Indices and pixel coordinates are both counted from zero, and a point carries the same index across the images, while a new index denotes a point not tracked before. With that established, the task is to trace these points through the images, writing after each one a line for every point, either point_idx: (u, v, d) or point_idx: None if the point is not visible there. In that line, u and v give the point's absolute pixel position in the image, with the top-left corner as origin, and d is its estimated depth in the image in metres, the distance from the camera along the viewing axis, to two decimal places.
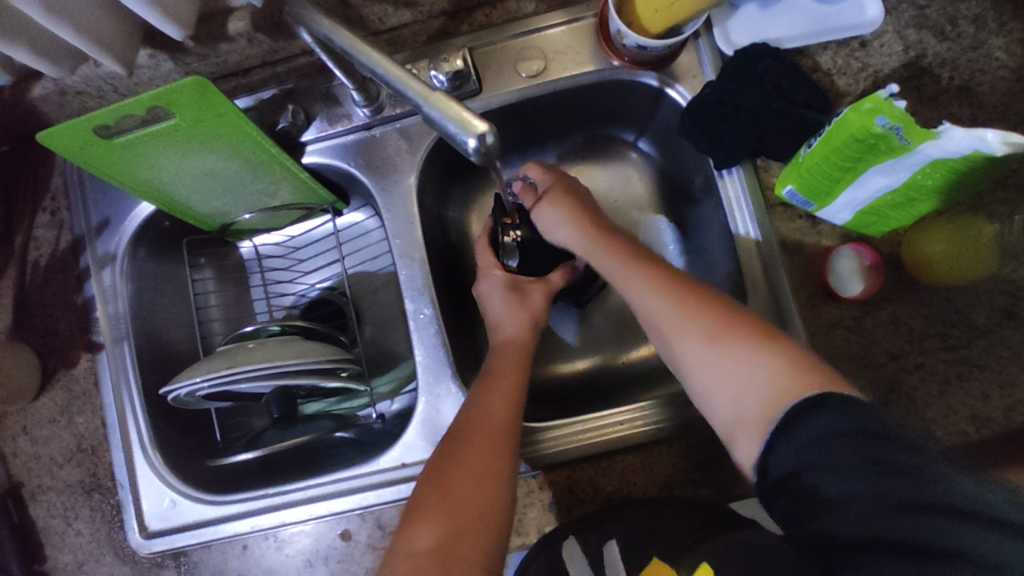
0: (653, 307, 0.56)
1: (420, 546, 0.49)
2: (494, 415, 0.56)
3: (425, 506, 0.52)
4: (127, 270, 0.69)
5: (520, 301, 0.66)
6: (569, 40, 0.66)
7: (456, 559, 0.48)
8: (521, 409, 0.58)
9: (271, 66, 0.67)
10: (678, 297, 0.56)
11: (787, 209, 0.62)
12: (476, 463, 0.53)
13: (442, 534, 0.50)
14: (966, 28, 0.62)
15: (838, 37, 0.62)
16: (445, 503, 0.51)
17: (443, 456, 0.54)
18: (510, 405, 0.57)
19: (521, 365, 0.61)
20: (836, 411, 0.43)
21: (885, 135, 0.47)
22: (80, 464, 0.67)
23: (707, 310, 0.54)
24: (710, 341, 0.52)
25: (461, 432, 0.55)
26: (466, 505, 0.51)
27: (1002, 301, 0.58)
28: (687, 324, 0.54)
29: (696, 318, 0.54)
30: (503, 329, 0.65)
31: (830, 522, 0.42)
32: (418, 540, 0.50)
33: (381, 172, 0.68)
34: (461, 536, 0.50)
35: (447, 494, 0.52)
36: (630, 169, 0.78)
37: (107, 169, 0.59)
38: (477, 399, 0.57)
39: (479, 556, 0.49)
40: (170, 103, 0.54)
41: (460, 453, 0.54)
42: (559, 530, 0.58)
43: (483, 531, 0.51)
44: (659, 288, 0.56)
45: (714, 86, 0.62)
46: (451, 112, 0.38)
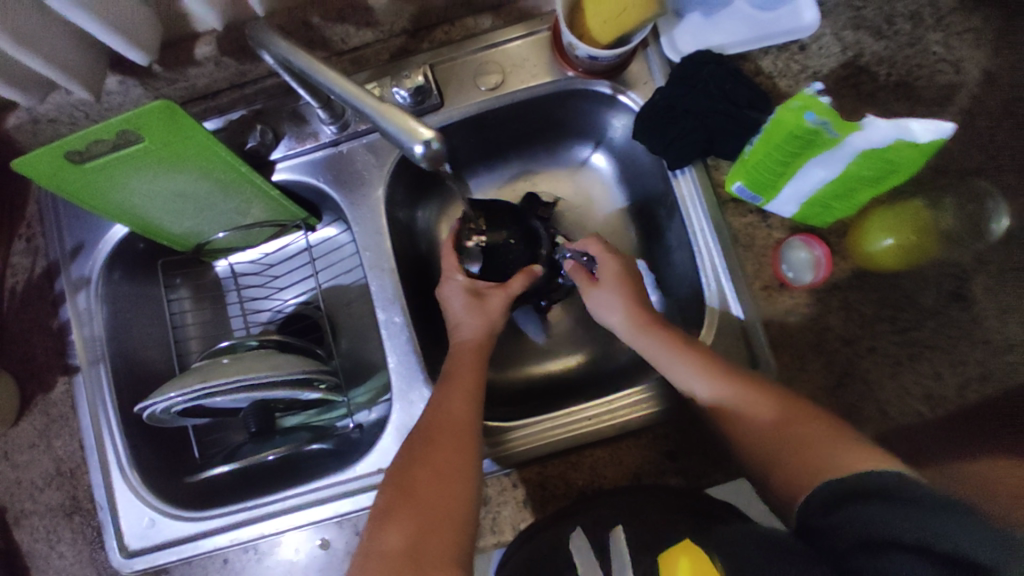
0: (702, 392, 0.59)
1: (389, 546, 0.50)
2: (455, 413, 0.58)
3: (392, 507, 0.53)
4: (102, 292, 0.70)
5: (472, 309, 0.67)
6: (525, 53, 0.69)
7: (422, 557, 0.50)
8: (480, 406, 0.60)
9: (239, 89, 0.69)
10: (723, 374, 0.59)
11: (738, 205, 0.65)
12: (441, 461, 0.55)
13: (409, 533, 0.51)
14: (902, 26, 0.66)
15: (779, 41, 0.66)
16: (412, 503, 0.53)
17: (410, 457, 0.56)
18: (469, 402, 0.59)
19: (478, 363, 0.64)
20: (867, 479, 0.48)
21: (816, 130, 0.50)
22: (60, 487, 0.67)
23: (758, 394, 0.58)
24: (760, 424, 0.56)
25: (425, 434, 0.57)
26: (434, 503, 0.53)
27: (949, 284, 0.61)
28: (736, 408, 0.58)
29: (746, 401, 0.57)
30: (462, 332, 0.67)
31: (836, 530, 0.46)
32: (388, 540, 0.51)
33: (349, 186, 0.70)
34: (430, 533, 0.51)
35: (412, 494, 0.54)
36: (594, 176, 0.81)
37: (77, 194, 0.61)
38: (439, 397, 0.60)
39: (447, 551, 0.50)
40: (140, 127, 0.55)
41: (425, 453, 0.56)
42: (547, 520, 0.60)
43: (449, 526, 0.52)
44: (712, 380, 0.59)
45: (664, 91, 0.65)
46: (398, 122, 0.41)
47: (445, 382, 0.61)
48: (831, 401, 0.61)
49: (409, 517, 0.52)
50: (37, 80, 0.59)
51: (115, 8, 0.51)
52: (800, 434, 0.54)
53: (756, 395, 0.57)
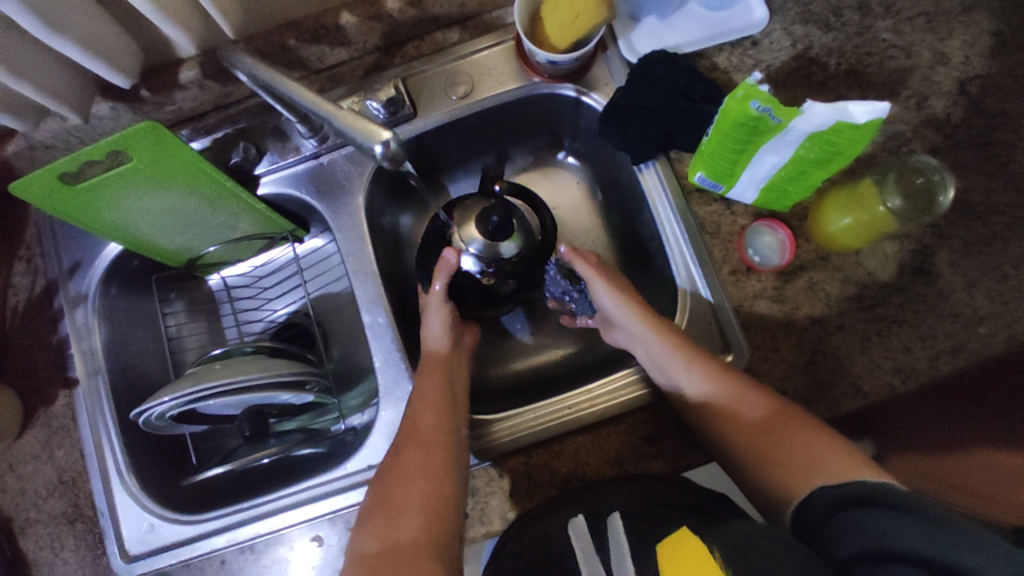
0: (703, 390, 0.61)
1: (368, 549, 0.56)
2: (425, 420, 0.63)
3: (372, 513, 0.59)
4: (99, 307, 0.73)
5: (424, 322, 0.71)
6: (492, 63, 0.72)
7: (394, 558, 0.55)
8: (449, 414, 0.64)
9: (224, 109, 0.73)
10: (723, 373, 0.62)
11: (702, 195, 0.67)
12: (414, 467, 0.60)
13: (382, 536, 0.57)
14: (850, 17, 0.69)
15: (732, 38, 0.69)
16: (387, 507, 0.59)
17: (388, 467, 0.62)
18: (436, 410, 0.64)
19: (446, 370, 0.68)
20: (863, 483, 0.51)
21: (761, 117, 0.53)
22: (62, 496, 0.69)
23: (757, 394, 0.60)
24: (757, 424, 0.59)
25: (401, 442, 0.63)
26: (407, 506, 0.59)
27: (911, 260, 0.63)
28: (736, 403, 0.60)
29: (746, 399, 0.60)
30: (428, 340, 0.71)
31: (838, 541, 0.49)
32: (365, 544, 0.57)
33: (331, 196, 0.74)
34: (404, 536, 0.57)
35: (388, 500, 0.59)
36: (568, 176, 0.84)
37: (73, 214, 0.64)
38: (412, 408, 0.65)
39: (423, 547, 0.56)
40: (127, 148, 0.59)
41: (401, 461, 0.62)
42: (544, 507, 0.61)
43: (423, 524, 0.57)
44: (713, 379, 0.61)
45: (624, 91, 0.68)
46: (357, 124, 0.44)
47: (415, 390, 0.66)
48: (804, 378, 0.63)
49: (384, 521, 0.58)
50: (31, 108, 0.63)
51: (99, 39, 0.56)
52: (796, 436, 0.57)
53: (755, 393, 0.60)
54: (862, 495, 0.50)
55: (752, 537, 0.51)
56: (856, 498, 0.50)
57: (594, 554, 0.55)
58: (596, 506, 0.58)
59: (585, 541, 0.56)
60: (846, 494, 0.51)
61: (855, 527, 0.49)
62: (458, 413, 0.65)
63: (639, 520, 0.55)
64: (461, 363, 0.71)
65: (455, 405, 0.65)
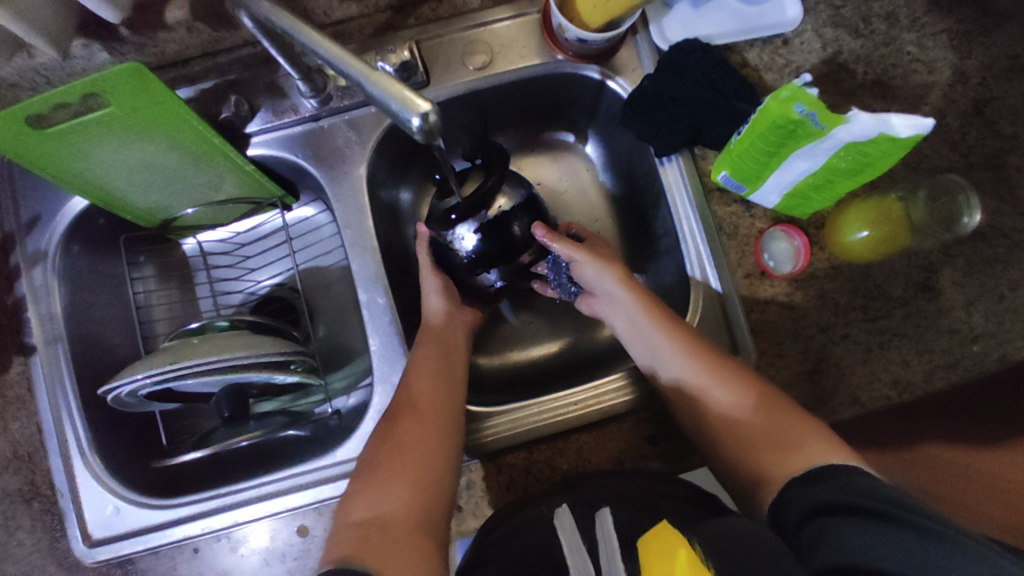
0: (680, 365, 0.61)
1: (356, 517, 0.53)
2: (422, 389, 0.60)
3: (360, 485, 0.56)
4: (60, 267, 0.66)
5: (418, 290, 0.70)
6: (514, 35, 0.67)
7: (383, 531, 0.52)
8: (448, 385, 0.62)
9: (211, 57, 0.65)
10: (703, 354, 0.61)
11: (723, 195, 0.66)
12: (409, 437, 0.58)
13: (373, 507, 0.54)
14: (879, 25, 0.68)
15: (765, 34, 0.67)
16: (378, 478, 0.56)
17: (381, 436, 0.59)
18: (435, 382, 0.61)
19: (443, 342, 0.66)
20: (840, 479, 0.49)
21: (803, 121, 0.51)
22: (16, 472, 0.63)
23: (734, 370, 0.60)
24: (750, 403, 0.58)
25: (397, 410, 0.60)
26: (398, 475, 0.56)
27: (917, 276, 0.64)
28: (715, 382, 0.60)
29: (725, 378, 0.60)
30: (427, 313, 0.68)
31: (825, 546, 0.45)
32: (354, 512, 0.54)
33: (330, 163, 0.68)
34: (394, 509, 0.54)
35: (377, 471, 0.56)
36: (579, 163, 0.81)
37: (35, 162, 0.57)
38: (407, 378, 0.62)
39: (415, 520, 0.53)
40: (105, 91, 0.52)
41: (395, 430, 0.59)
42: (537, 495, 0.59)
43: (415, 494, 0.55)
44: (691, 358, 0.61)
45: (652, 78, 0.65)
46: (392, 90, 0.39)
47: (412, 361, 0.63)
48: (808, 386, 0.63)
49: (373, 493, 0.55)
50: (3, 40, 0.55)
51: None
52: (789, 433, 0.55)
53: (733, 372, 0.60)
54: (844, 502, 0.47)
55: (736, 534, 0.49)
56: (836, 505, 0.47)
57: (580, 543, 0.51)
58: (591, 495, 0.57)
59: (571, 533, 0.51)
60: (829, 502, 0.48)
61: (835, 535, 0.45)
62: (457, 385, 0.63)
63: (633, 508, 0.55)
64: (457, 336, 0.69)
65: (451, 377, 0.63)
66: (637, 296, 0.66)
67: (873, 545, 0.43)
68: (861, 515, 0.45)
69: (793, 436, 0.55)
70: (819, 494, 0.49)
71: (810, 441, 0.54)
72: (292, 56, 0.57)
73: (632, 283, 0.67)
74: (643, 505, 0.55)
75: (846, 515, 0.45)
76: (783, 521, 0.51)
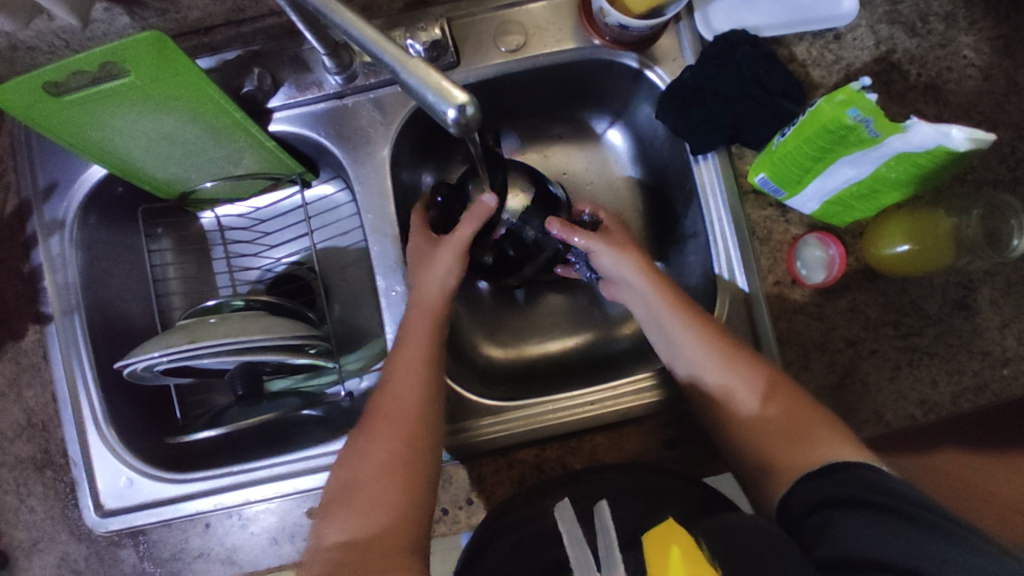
0: (698, 354, 0.59)
1: (334, 538, 0.53)
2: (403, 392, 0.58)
3: (337, 500, 0.55)
4: (77, 237, 0.65)
5: (423, 264, 0.62)
6: (550, 16, 0.64)
7: (366, 551, 0.51)
8: (434, 391, 0.59)
9: (235, 26, 0.63)
10: (717, 341, 0.59)
11: (758, 197, 0.63)
12: (387, 449, 0.56)
13: (352, 527, 0.53)
14: (937, 25, 0.63)
15: (815, 28, 0.63)
16: (354, 495, 0.54)
17: (359, 447, 0.56)
18: (418, 389, 0.58)
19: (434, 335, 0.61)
20: (845, 475, 0.49)
21: (855, 127, 0.49)
22: (30, 440, 0.64)
23: (747, 359, 0.58)
24: (760, 398, 0.57)
25: (373, 417, 0.58)
26: (375, 491, 0.54)
27: (954, 293, 0.61)
28: (727, 370, 0.58)
29: (737, 365, 0.58)
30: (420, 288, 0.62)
31: (834, 536, 0.44)
32: (331, 534, 0.53)
33: (353, 144, 0.66)
34: (376, 527, 0.52)
35: (360, 482, 0.55)
36: (608, 153, 0.78)
37: (53, 129, 0.55)
38: (388, 382, 0.59)
39: (401, 537, 0.52)
40: (125, 59, 0.50)
41: (378, 438, 0.57)
42: (546, 485, 0.59)
43: (400, 508, 0.54)
44: (709, 346, 0.59)
45: (694, 70, 0.62)
46: (428, 79, 0.36)
47: (394, 363, 0.59)
48: (833, 401, 0.61)
49: (358, 509, 0.53)
50: (21, 4, 0.53)
51: None
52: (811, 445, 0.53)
53: (747, 362, 0.58)
54: (849, 497, 0.47)
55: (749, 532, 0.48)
56: (841, 500, 0.47)
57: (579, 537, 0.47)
58: (595, 490, 0.56)
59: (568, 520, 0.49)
60: (832, 496, 0.48)
61: (843, 529, 0.44)
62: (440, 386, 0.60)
63: (639, 503, 0.54)
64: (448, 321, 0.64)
65: (437, 381, 0.60)
66: (658, 288, 0.62)
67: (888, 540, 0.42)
68: (866, 510, 0.45)
69: (796, 432, 0.55)
70: (823, 488, 0.50)
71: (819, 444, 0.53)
72: (320, 31, 0.55)
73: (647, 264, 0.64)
74: (652, 500, 0.54)
75: (845, 509, 0.46)
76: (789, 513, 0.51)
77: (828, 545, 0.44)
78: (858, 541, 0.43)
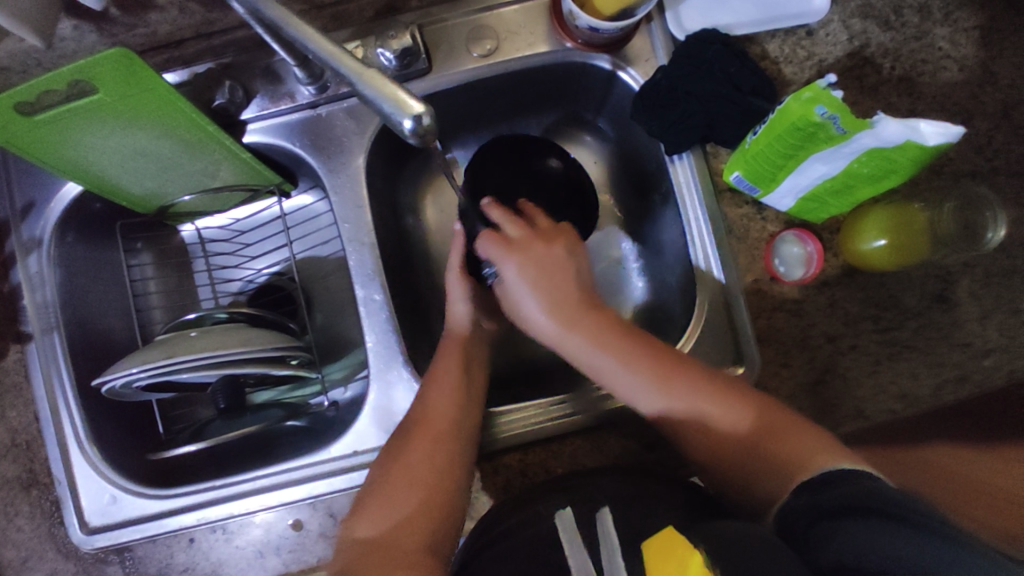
0: (643, 393, 0.59)
1: (361, 534, 0.55)
2: (437, 405, 0.60)
3: (368, 501, 0.57)
4: (55, 255, 0.65)
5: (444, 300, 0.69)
6: (522, 19, 0.64)
7: (390, 547, 0.54)
8: (469, 402, 0.62)
9: (205, 39, 0.62)
10: (660, 368, 0.59)
11: (735, 195, 0.63)
12: (418, 456, 0.58)
13: (380, 526, 0.55)
14: (910, 18, 0.63)
15: (787, 24, 0.63)
16: (384, 496, 0.57)
17: (392, 451, 0.59)
18: (454, 402, 0.61)
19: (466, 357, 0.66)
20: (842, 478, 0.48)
21: (823, 124, 0.49)
22: (15, 460, 0.64)
23: (689, 373, 0.59)
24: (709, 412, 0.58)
25: (411, 425, 0.60)
26: (404, 494, 0.57)
27: (934, 286, 0.61)
28: (676, 388, 0.59)
29: (682, 381, 0.59)
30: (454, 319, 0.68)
31: (830, 543, 0.44)
32: (359, 532, 0.55)
33: (327, 153, 0.66)
34: (403, 527, 0.55)
35: (388, 484, 0.57)
36: (587, 154, 0.78)
37: (25, 149, 0.55)
38: (422, 392, 0.61)
39: (421, 540, 0.54)
40: (93, 77, 0.50)
41: (409, 447, 0.59)
42: (533, 493, 0.58)
43: (424, 510, 0.56)
44: (649, 380, 0.59)
45: (666, 70, 0.62)
46: (384, 91, 0.37)
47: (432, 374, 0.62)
48: (812, 398, 0.61)
49: (385, 508, 0.56)
50: None
51: None
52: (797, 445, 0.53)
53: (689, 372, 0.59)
54: (848, 505, 0.45)
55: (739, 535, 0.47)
56: (840, 509, 0.46)
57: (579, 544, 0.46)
58: (587, 493, 0.55)
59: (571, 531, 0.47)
60: (830, 503, 0.47)
61: (844, 540, 0.43)
62: (473, 401, 0.62)
63: (631, 507, 0.53)
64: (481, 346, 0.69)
65: (471, 394, 0.62)
66: (593, 342, 0.62)
67: (881, 539, 0.41)
68: (866, 516, 0.44)
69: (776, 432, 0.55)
70: (823, 496, 0.48)
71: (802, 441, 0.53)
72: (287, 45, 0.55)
73: (582, 312, 0.63)
74: (636, 504, 0.54)
75: (847, 517, 0.44)
76: (782, 515, 0.50)
77: (832, 552, 0.43)
78: (856, 547, 0.42)
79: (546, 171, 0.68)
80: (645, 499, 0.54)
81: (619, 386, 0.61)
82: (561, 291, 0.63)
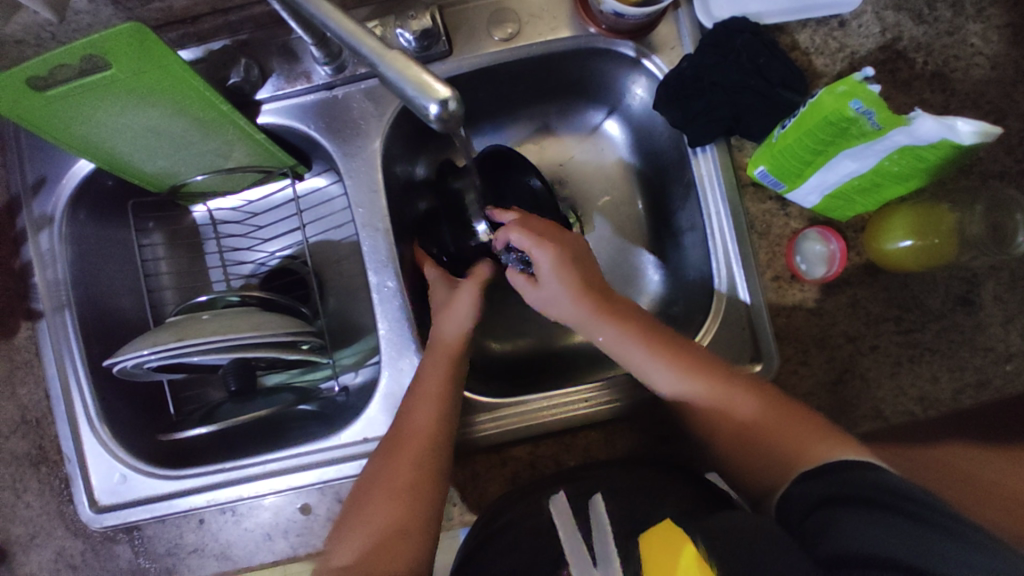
0: (676, 386, 0.58)
1: (341, 561, 0.53)
2: (416, 423, 0.58)
3: (350, 525, 0.55)
4: (66, 233, 0.64)
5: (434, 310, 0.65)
6: (545, 3, 0.62)
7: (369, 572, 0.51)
8: (449, 419, 0.59)
9: (223, 14, 0.61)
10: (689, 363, 0.58)
11: (758, 190, 0.62)
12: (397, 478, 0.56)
13: (359, 550, 0.53)
14: (944, 12, 0.61)
15: (818, 14, 0.61)
16: (364, 521, 0.55)
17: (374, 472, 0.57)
18: (432, 419, 0.58)
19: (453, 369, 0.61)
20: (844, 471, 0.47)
21: (857, 118, 0.48)
22: (25, 436, 0.64)
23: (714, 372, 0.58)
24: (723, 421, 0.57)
25: (392, 443, 0.58)
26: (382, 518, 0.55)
27: (958, 288, 0.60)
28: (707, 387, 0.57)
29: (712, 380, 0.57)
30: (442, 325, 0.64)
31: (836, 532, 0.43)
32: (339, 558, 0.53)
33: (343, 136, 0.65)
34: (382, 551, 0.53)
35: (365, 508, 0.55)
36: (605, 143, 0.76)
37: (37, 126, 0.54)
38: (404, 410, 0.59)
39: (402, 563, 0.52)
40: (106, 52, 0.49)
41: (388, 468, 0.57)
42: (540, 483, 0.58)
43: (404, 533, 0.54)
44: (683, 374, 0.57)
45: (692, 59, 0.60)
46: (409, 73, 0.36)
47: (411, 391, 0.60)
48: (830, 398, 0.60)
49: (363, 531, 0.54)
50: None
51: None
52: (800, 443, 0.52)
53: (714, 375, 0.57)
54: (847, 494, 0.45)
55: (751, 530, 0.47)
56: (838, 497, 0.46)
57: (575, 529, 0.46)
58: (591, 485, 0.55)
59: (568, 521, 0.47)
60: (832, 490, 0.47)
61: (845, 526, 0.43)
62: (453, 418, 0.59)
63: (636, 502, 0.53)
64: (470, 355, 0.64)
65: (451, 411, 0.59)
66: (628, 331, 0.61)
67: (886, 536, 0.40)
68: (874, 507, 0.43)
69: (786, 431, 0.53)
70: (824, 485, 0.48)
71: (816, 440, 0.51)
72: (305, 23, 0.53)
73: (609, 302, 0.62)
74: (649, 490, 0.54)
75: (850, 507, 0.44)
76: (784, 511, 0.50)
77: (834, 541, 0.42)
78: (856, 539, 0.41)
79: (528, 188, 0.68)
80: (653, 492, 0.54)
81: (650, 376, 0.59)
82: (589, 278, 0.62)
